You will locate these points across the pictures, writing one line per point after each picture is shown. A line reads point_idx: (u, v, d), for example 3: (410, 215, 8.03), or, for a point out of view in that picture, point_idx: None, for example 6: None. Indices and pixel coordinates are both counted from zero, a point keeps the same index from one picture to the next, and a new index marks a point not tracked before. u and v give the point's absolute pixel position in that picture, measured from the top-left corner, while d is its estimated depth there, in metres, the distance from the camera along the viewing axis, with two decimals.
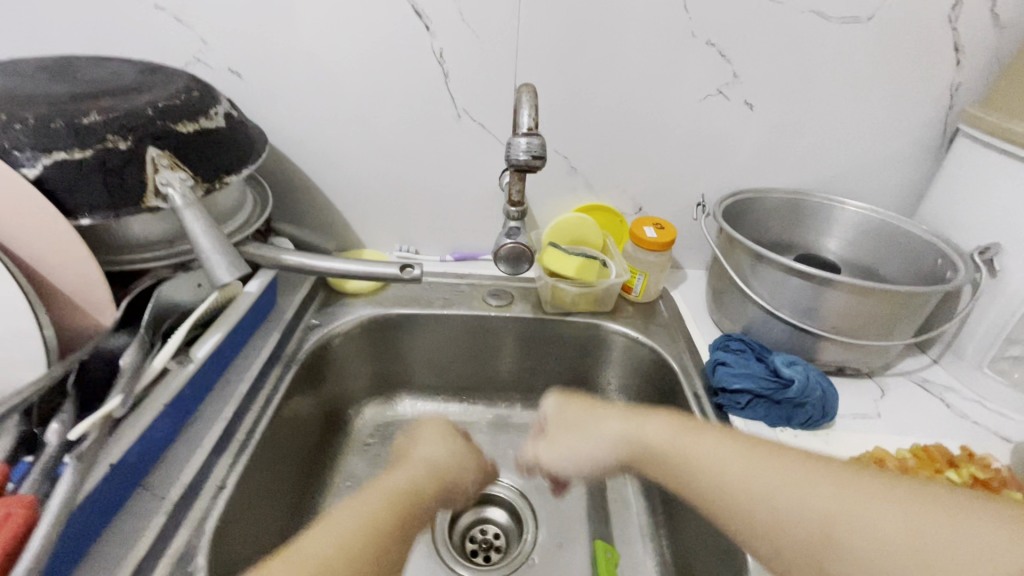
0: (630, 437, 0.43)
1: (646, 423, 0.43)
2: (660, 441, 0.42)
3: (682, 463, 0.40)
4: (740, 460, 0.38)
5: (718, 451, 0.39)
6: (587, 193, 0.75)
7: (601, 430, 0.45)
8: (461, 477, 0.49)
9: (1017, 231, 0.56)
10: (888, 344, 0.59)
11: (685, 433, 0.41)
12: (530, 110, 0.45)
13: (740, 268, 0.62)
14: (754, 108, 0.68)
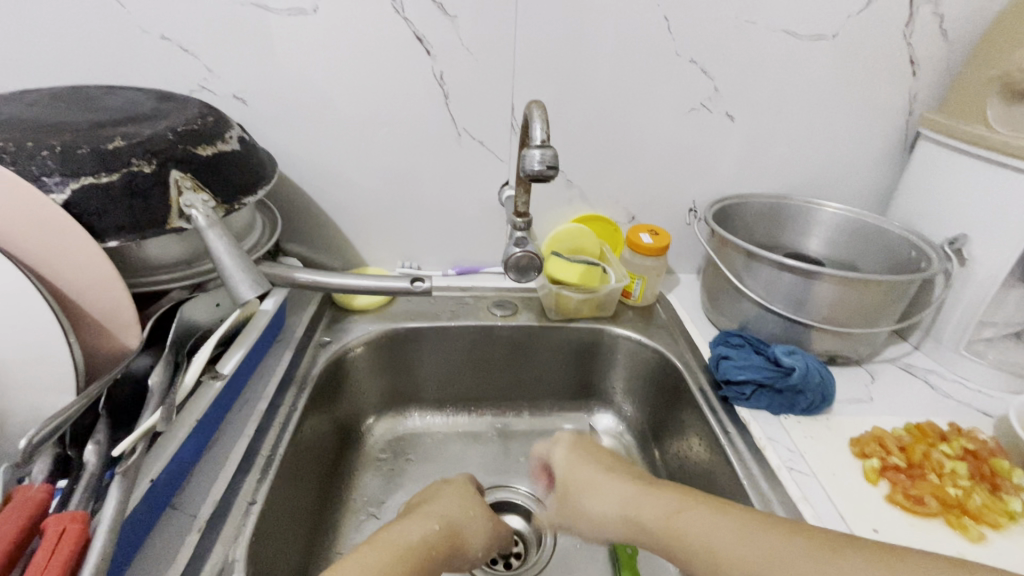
0: (630, 515, 0.42)
1: (642, 498, 0.42)
2: (656, 522, 0.40)
3: (677, 543, 0.39)
4: (729, 540, 0.36)
5: (710, 530, 0.37)
6: (583, 204, 0.79)
7: (604, 499, 0.44)
8: (468, 532, 0.47)
9: (982, 222, 0.61)
10: (874, 332, 0.63)
11: (677, 512, 0.40)
12: (542, 125, 0.48)
13: (733, 267, 0.66)
14: (735, 120, 0.73)
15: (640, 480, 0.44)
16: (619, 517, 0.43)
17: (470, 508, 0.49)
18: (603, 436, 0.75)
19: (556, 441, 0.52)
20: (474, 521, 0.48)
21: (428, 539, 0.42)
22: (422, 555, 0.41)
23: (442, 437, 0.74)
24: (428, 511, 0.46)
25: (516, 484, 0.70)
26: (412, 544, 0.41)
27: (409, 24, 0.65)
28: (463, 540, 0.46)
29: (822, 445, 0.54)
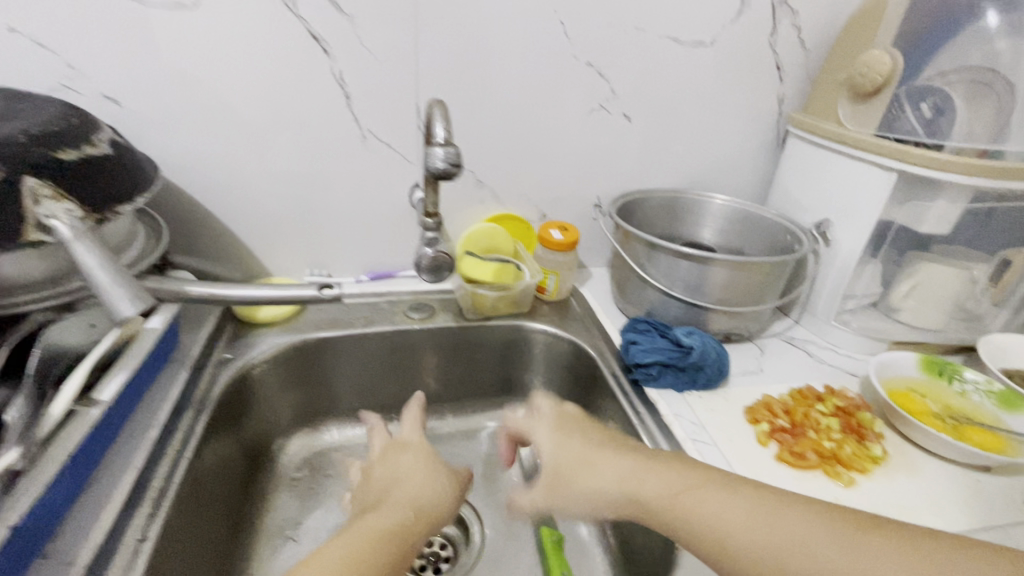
0: (633, 492, 0.43)
1: (642, 471, 0.44)
2: (659, 501, 0.42)
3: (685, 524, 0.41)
4: (747, 521, 0.39)
5: (722, 509, 0.40)
6: (494, 204, 0.80)
7: (602, 471, 0.45)
8: (439, 506, 0.46)
9: (839, 207, 0.70)
10: (760, 309, 0.69)
11: (688, 490, 0.42)
12: (443, 121, 0.48)
13: (637, 257, 0.71)
14: (632, 120, 0.78)
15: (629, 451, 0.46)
16: (620, 493, 0.44)
17: (437, 481, 0.48)
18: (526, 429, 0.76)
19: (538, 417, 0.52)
20: (435, 492, 0.47)
21: (401, 518, 0.42)
22: (396, 543, 0.40)
23: (364, 449, 0.72)
24: (390, 497, 0.45)
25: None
26: (387, 531, 0.41)
27: (304, 22, 0.62)
28: (437, 515, 0.45)
29: (721, 415, 0.58)
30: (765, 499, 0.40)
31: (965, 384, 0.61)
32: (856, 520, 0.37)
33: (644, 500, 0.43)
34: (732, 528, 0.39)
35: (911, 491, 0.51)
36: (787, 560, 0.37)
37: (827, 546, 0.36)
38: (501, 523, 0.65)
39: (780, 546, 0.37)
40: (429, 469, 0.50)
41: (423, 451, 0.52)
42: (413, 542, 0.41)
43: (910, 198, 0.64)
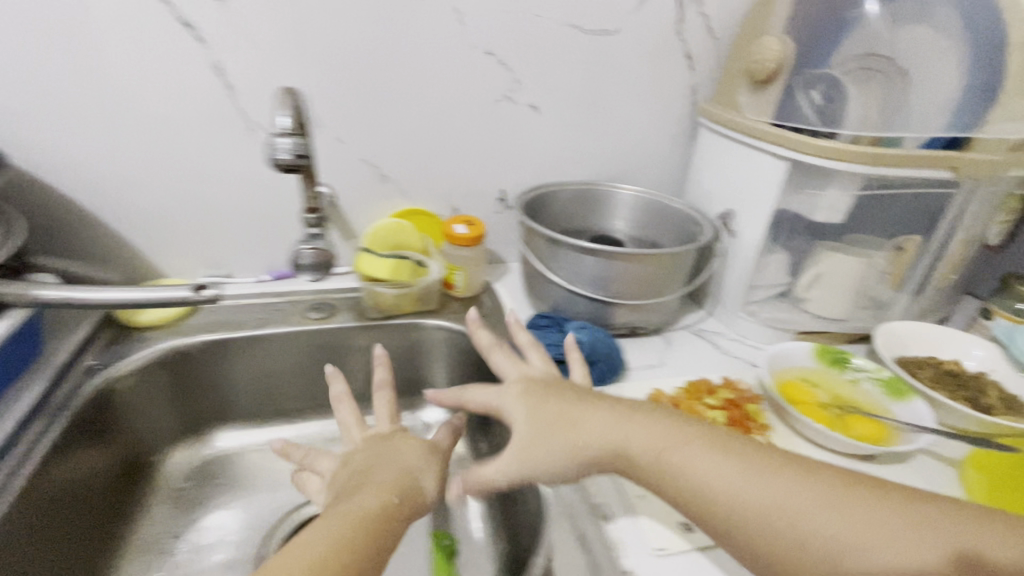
0: (620, 446, 0.40)
1: (629, 422, 0.41)
2: (647, 455, 0.39)
3: (677, 477, 0.38)
4: (749, 482, 0.36)
5: (717, 467, 0.37)
6: (402, 199, 0.77)
7: (582, 427, 0.41)
8: (425, 487, 0.42)
9: (739, 198, 0.69)
10: (663, 301, 0.69)
11: (677, 445, 0.39)
12: (286, 106, 0.45)
13: (541, 254, 0.69)
14: (540, 111, 0.76)
15: (614, 406, 0.43)
16: (609, 447, 0.40)
17: (430, 464, 0.45)
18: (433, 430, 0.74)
19: (504, 389, 0.47)
20: (424, 476, 0.43)
21: (386, 499, 0.38)
22: (377, 521, 0.36)
23: (256, 455, 0.69)
24: (371, 481, 0.41)
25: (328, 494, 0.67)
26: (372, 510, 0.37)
27: (173, 9, 0.59)
28: (423, 497, 0.41)
29: None
30: (756, 455, 0.38)
31: (858, 373, 0.61)
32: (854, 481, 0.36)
33: (630, 452, 0.39)
34: (721, 483, 0.36)
35: None
36: (773, 517, 0.35)
37: (820, 511, 0.34)
38: None
39: (770, 506, 0.35)
40: (419, 451, 0.45)
41: (406, 433, 0.48)
42: (399, 524, 0.37)
43: (804, 187, 0.63)
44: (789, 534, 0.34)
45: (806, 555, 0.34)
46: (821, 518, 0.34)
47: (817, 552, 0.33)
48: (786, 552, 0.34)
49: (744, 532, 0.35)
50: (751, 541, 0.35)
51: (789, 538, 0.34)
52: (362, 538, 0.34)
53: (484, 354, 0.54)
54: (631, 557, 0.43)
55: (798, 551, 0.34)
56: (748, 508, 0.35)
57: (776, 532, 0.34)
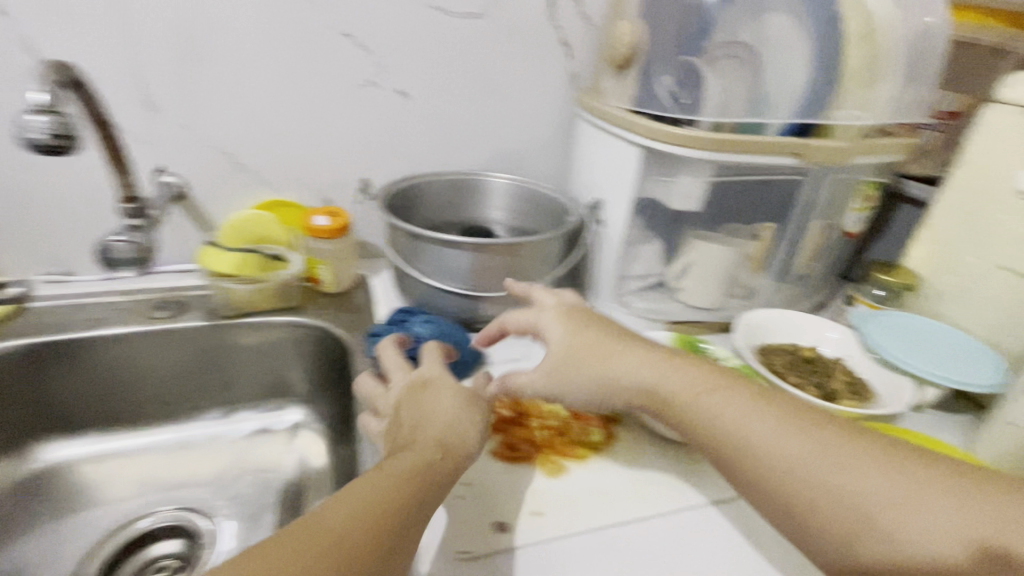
0: (652, 387, 0.45)
1: (662, 370, 0.45)
2: (681, 398, 0.44)
3: (703, 422, 0.43)
4: (789, 436, 0.40)
5: (747, 422, 0.41)
6: (264, 189, 0.72)
7: (622, 365, 0.46)
8: (463, 442, 0.41)
9: (604, 187, 0.68)
10: (521, 292, 0.67)
11: (712, 393, 0.43)
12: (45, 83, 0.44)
13: (403, 249, 0.65)
14: (409, 97, 0.73)
15: (662, 352, 0.47)
16: (643, 387, 0.45)
17: (469, 416, 0.43)
18: (300, 431, 0.70)
19: (542, 310, 0.51)
20: (461, 429, 0.42)
21: (426, 460, 0.38)
22: (406, 490, 0.35)
23: (95, 466, 0.64)
24: (419, 438, 0.40)
25: (157, 508, 0.61)
26: (403, 476, 0.36)
27: None
28: (462, 451, 0.41)
29: None
30: (769, 409, 0.42)
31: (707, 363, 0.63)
32: (869, 445, 0.39)
33: (668, 394, 0.45)
34: (735, 429, 0.41)
35: (619, 478, 0.50)
36: (778, 464, 0.39)
37: (813, 460, 0.38)
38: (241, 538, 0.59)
39: (773, 455, 0.39)
40: (462, 402, 0.43)
41: (448, 378, 0.45)
42: (433, 488, 0.37)
43: (661, 174, 0.63)
44: (804, 483, 0.38)
45: (800, 499, 0.38)
46: (834, 479, 0.37)
47: (841, 509, 0.36)
48: (789, 497, 0.38)
49: (754, 475, 0.40)
50: (761, 485, 0.39)
51: (806, 492, 0.38)
52: (401, 504, 0.34)
53: (523, 297, 0.54)
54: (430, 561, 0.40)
55: (820, 506, 0.37)
56: (758, 454, 0.40)
57: (786, 477, 0.38)
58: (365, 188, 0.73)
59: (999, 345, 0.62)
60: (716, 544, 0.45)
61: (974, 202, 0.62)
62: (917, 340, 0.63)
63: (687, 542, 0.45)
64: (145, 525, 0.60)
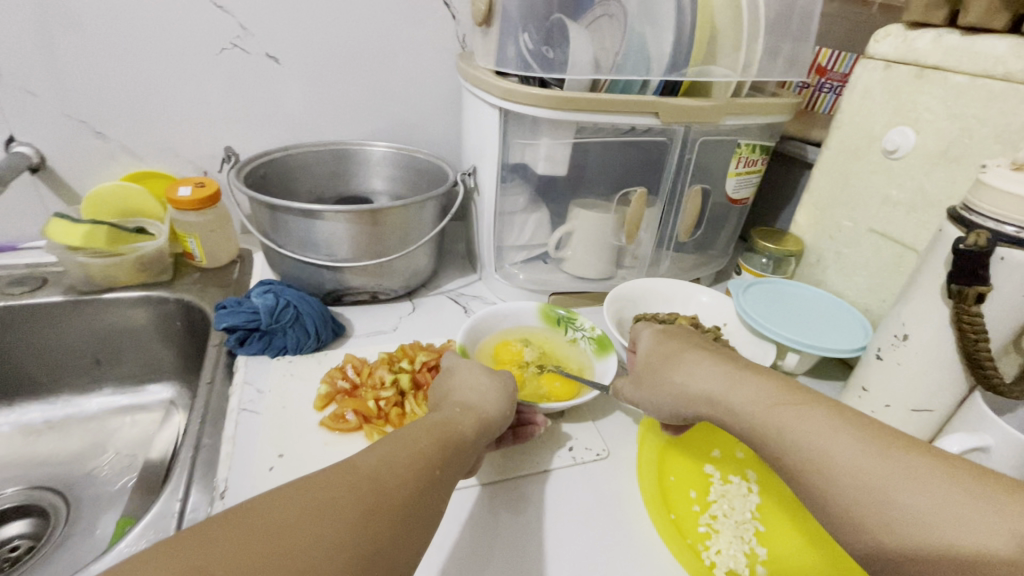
0: (715, 394, 0.39)
1: (729, 380, 0.39)
2: (745, 405, 0.37)
3: (769, 437, 0.34)
4: (858, 449, 0.31)
5: (818, 429, 0.32)
6: (131, 159, 0.70)
7: (691, 375, 0.41)
8: (492, 412, 0.43)
9: (478, 153, 0.66)
10: (388, 261, 0.64)
11: (782, 403, 0.35)
12: None
13: (264, 222, 0.61)
14: (280, 62, 0.69)
15: (732, 363, 0.41)
16: (704, 395, 0.40)
17: (497, 394, 0.44)
18: (175, 407, 0.69)
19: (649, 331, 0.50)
20: (492, 400, 0.44)
21: (451, 419, 0.40)
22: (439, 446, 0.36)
23: None
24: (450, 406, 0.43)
25: (3, 488, 0.60)
26: (426, 428, 0.38)
27: None
28: (491, 422, 0.42)
29: (294, 379, 0.53)
30: (858, 422, 0.32)
31: (576, 331, 0.60)
32: (983, 475, 0.28)
33: (728, 402, 0.38)
34: (805, 439, 0.32)
35: None
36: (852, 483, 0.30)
37: (906, 483, 0.28)
38: (94, 513, 0.58)
39: (849, 474, 0.30)
40: (493, 381, 0.46)
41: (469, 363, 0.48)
42: (463, 446, 0.38)
43: (526, 138, 0.61)
44: (878, 509, 0.28)
45: (877, 529, 0.28)
46: (911, 496, 0.28)
47: (915, 532, 0.27)
48: (864, 523, 0.29)
49: (819, 498, 0.31)
50: (826, 511, 0.30)
51: (871, 510, 0.29)
52: (431, 457, 0.35)
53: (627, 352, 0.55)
54: None
55: (889, 528, 0.28)
56: (827, 472, 0.31)
57: (860, 499, 0.29)
58: (232, 156, 0.70)
59: (869, 310, 0.61)
60: (534, 513, 0.44)
61: (847, 164, 0.61)
62: (787, 305, 0.61)
63: (501, 509, 0.44)
64: None
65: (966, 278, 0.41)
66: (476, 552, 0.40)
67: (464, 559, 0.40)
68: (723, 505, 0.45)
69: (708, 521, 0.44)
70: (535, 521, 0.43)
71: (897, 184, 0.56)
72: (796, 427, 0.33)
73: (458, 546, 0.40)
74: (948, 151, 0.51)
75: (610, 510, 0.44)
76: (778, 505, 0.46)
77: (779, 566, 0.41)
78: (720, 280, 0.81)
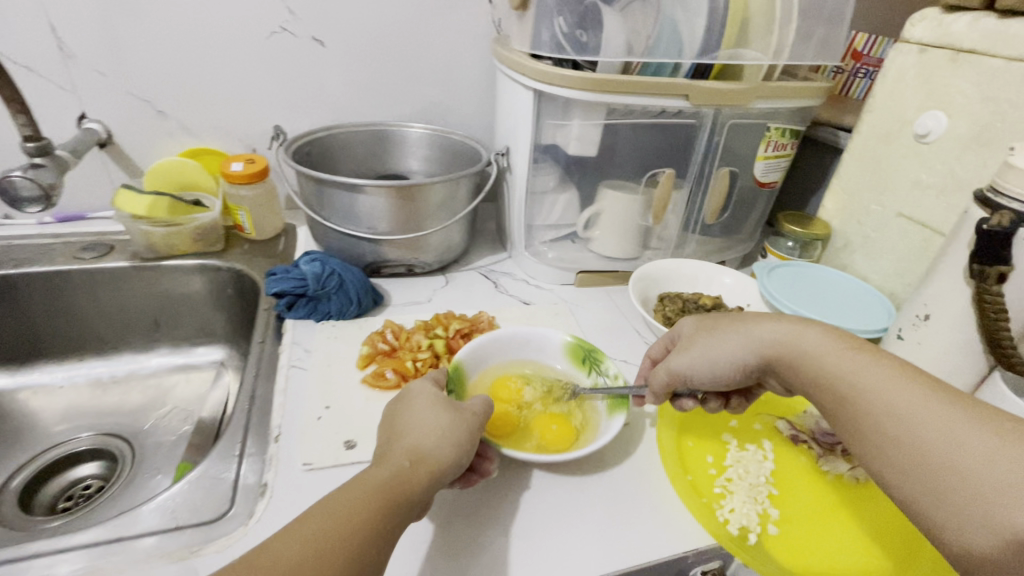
0: (782, 339, 0.38)
1: (794, 330, 0.38)
2: (811, 352, 0.36)
3: (829, 388, 0.34)
4: (918, 400, 0.30)
5: (878, 381, 0.32)
6: (188, 137, 0.75)
7: (750, 327, 0.40)
8: (444, 453, 0.37)
9: (511, 134, 0.69)
10: (423, 236, 0.67)
11: (846, 353, 0.34)
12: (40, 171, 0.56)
13: (311, 196, 0.65)
14: (325, 45, 0.73)
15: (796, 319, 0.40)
16: (771, 341, 0.38)
17: (450, 432, 0.39)
18: (225, 367, 0.75)
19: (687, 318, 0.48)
20: (445, 439, 0.38)
21: (396, 474, 0.34)
22: (368, 514, 0.32)
23: (30, 396, 0.69)
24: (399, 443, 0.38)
25: (78, 434, 0.67)
26: (360, 485, 0.34)
27: None
28: (442, 465, 0.37)
29: (338, 342, 0.57)
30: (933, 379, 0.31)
31: (600, 376, 0.54)
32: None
33: (795, 347, 0.37)
34: (865, 388, 0.32)
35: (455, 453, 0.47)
36: (915, 436, 0.29)
37: (977, 438, 0.27)
38: (157, 459, 0.64)
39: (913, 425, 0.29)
40: (444, 416, 0.40)
41: (430, 392, 0.42)
42: (407, 500, 0.34)
43: (559, 119, 0.63)
44: (935, 452, 0.28)
45: (931, 480, 0.27)
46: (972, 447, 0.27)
47: (975, 479, 0.26)
48: (922, 469, 0.28)
49: (877, 444, 0.30)
50: (883, 456, 0.30)
51: (931, 457, 0.28)
52: (357, 533, 0.31)
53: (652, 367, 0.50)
54: (277, 472, 0.44)
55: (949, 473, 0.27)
56: (887, 421, 0.30)
57: (917, 444, 0.28)
58: (280, 134, 0.74)
59: (894, 294, 0.62)
60: (559, 469, 0.47)
61: (878, 148, 0.61)
62: (810, 286, 0.62)
63: (528, 465, 0.47)
64: (70, 449, 0.65)
65: (988, 258, 0.43)
66: (506, 500, 0.44)
67: (495, 505, 0.43)
68: (738, 468, 0.48)
69: (723, 483, 0.46)
70: (558, 475, 0.46)
71: (927, 168, 0.56)
72: (850, 374, 0.33)
73: (488, 494, 0.44)
74: (980, 135, 0.51)
75: (630, 471, 0.47)
76: (790, 471, 0.48)
77: (789, 524, 0.44)
78: (746, 264, 0.82)
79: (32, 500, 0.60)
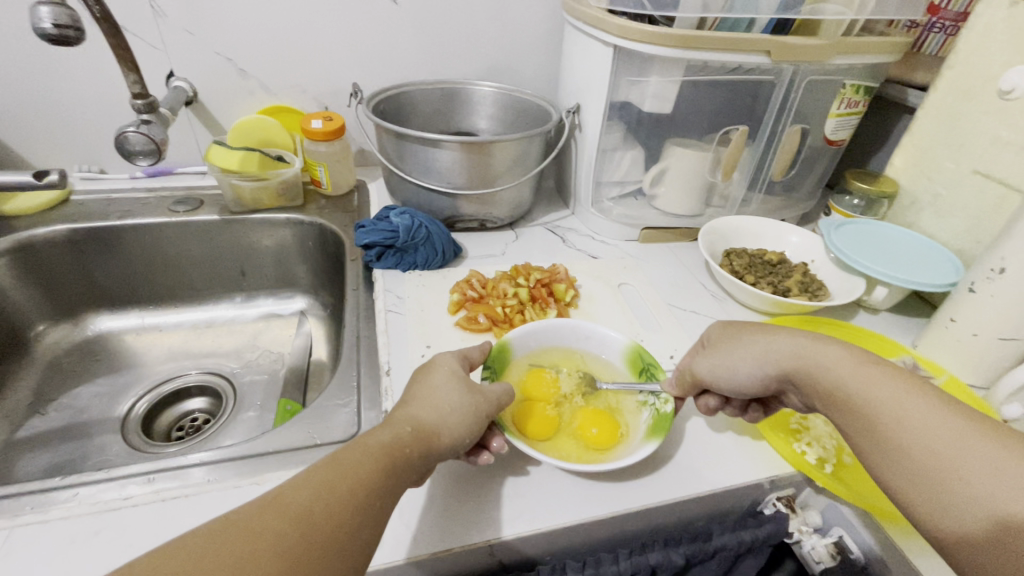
0: (799, 355, 0.40)
1: (819, 343, 0.40)
2: (827, 368, 0.38)
3: (843, 403, 0.36)
4: (922, 423, 0.32)
5: (888, 399, 0.34)
6: (267, 96, 0.78)
7: (766, 345, 0.42)
8: (449, 430, 0.37)
9: (583, 91, 0.70)
10: (495, 191, 0.70)
11: (861, 368, 0.36)
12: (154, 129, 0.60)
13: (389, 151, 0.68)
14: (397, 2, 0.74)
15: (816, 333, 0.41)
16: (789, 353, 0.41)
17: (457, 411, 0.39)
18: (308, 316, 0.80)
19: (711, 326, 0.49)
20: (452, 416, 0.38)
21: (398, 436, 0.35)
22: (371, 476, 0.32)
23: (133, 338, 0.75)
24: (407, 411, 0.38)
25: (183, 371, 0.73)
26: (368, 445, 0.34)
27: None
28: (443, 443, 0.37)
29: (426, 290, 0.62)
30: (945, 396, 0.33)
31: (652, 397, 0.49)
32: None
33: (814, 363, 0.39)
34: (879, 402, 0.34)
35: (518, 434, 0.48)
36: (926, 449, 0.31)
37: (983, 453, 0.29)
38: (255, 395, 0.70)
39: (924, 438, 0.32)
40: (457, 391, 0.40)
41: (450, 365, 0.42)
42: (406, 467, 0.34)
43: (635, 75, 0.64)
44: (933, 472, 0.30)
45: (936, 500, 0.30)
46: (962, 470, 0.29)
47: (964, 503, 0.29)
48: (920, 486, 0.31)
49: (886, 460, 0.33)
50: (889, 467, 0.33)
51: (928, 477, 0.31)
52: (362, 490, 0.32)
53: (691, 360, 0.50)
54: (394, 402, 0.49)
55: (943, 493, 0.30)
56: (897, 425, 0.33)
57: (915, 463, 0.31)
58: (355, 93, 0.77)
59: (961, 250, 0.63)
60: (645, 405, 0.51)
61: (958, 105, 0.61)
62: (878, 242, 0.64)
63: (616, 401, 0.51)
64: (177, 385, 0.71)
65: None
66: None
67: None
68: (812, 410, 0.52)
69: (800, 421, 0.50)
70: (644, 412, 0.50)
71: (1009, 124, 0.57)
72: (867, 388, 0.35)
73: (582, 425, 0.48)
74: None
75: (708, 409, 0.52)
76: None
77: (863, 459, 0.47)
78: (804, 222, 0.83)
79: (149, 429, 0.66)
